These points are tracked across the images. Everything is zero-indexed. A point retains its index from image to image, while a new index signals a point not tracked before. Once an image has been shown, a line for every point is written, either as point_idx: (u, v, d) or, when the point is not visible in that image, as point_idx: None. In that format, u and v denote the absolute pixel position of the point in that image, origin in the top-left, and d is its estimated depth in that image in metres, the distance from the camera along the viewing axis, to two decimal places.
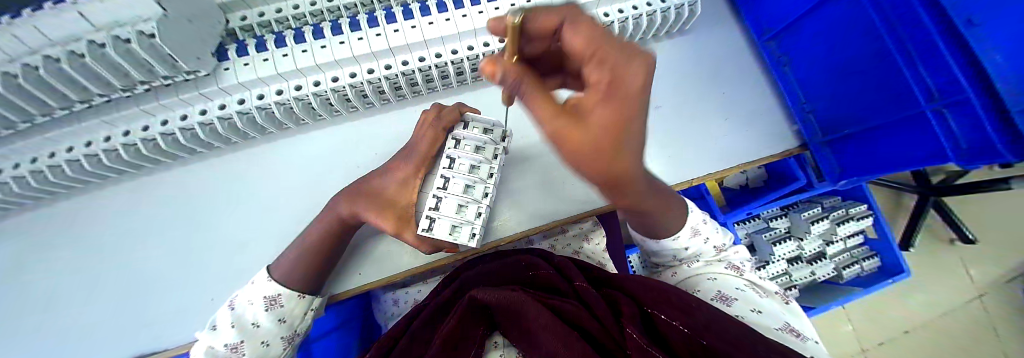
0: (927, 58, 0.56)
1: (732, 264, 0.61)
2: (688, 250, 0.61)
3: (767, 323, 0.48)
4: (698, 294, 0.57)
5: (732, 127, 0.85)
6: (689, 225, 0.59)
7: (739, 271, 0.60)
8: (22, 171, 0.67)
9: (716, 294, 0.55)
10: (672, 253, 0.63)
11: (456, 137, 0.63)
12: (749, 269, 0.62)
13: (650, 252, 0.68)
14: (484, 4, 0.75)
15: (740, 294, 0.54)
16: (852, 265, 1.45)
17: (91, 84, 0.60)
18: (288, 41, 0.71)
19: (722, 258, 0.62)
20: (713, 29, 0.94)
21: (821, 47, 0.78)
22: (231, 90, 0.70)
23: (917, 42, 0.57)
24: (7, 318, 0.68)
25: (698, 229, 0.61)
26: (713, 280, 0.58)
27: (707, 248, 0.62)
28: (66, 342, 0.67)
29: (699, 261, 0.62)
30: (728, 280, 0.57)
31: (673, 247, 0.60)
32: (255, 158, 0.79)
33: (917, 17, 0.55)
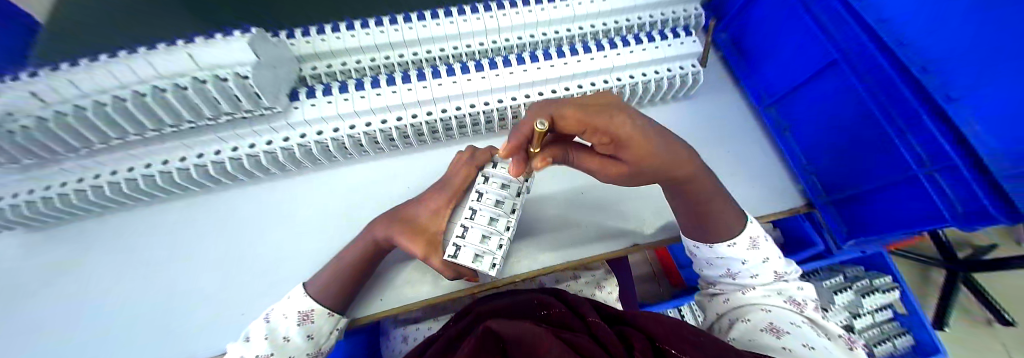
0: (917, 130, 0.63)
1: (792, 299, 0.56)
2: (746, 266, 0.60)
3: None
4: (748, 325, 0.53)
5: (742, 185, 0.91)
6: (745, 234, 0.61)
7: (801, 308, 0.55)
8: (103, 182, 0.76)
9: (766, 325, 0.50)
10: (723, 264, 0.63)
11: (486, 174, 0.70)
12: (813, 308, 0.56)
13: (704, 264, 0.68)
14: (515, 66, 0.88)
15: (795, 329, 0.48)
16: (883, 343, 1.35)
17: (185, 111, 0.71)
18: (349, 87, 0.84)
19: (781, 292, 0.58)
20: (716, 95, 1.05)
21: (817, 115, 0.87)
22: (295, 125, 0.81)
23: (906, 114, 0.64)
24: (41, 319, 0.71)
25: (756, 243, 0.61)
26: (766, 311, 0.54)
27: (765, 269, 0.60)
28: (91, 350, 0.68)
29: (758, 290, 0.58)
30: (783, 314, 0.52)
31: (723, 255, 0.62)
32: (300, 184, 0.87)
33: (904, 94, 0.63)
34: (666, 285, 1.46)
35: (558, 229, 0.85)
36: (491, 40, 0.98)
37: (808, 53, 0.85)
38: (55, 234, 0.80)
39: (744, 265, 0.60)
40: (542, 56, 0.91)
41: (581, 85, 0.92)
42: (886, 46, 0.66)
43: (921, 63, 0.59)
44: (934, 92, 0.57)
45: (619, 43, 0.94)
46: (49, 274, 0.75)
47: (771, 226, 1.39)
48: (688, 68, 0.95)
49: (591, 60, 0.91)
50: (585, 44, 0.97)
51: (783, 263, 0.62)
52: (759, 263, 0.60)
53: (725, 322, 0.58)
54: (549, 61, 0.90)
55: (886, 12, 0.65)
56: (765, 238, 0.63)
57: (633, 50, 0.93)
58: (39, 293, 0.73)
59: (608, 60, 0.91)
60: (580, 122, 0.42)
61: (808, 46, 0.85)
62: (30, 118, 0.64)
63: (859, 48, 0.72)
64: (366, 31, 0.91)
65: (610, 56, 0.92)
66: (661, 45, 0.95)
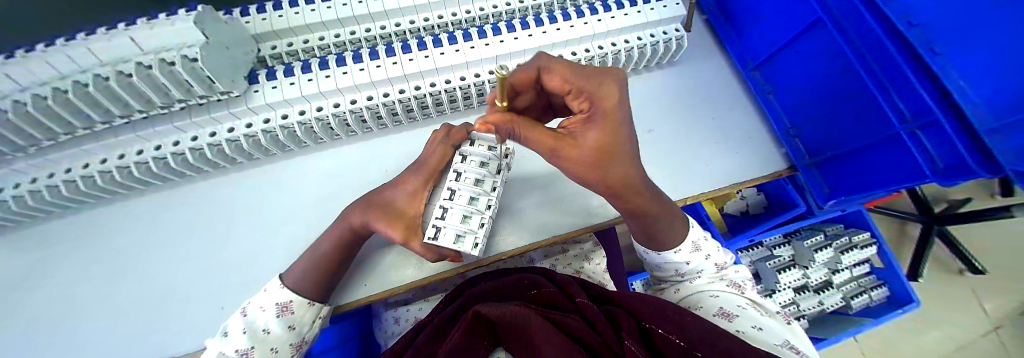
0: (902, 87, 0.60)
1: (732, 282, 0.61)
2: (689, 265, 0.62)
3: (766, 338, 0.45)
4: (700, 311, 0.55)
5: (724, 150, 0.90)
6: (689, 239, 0.61)
7: (740, 289, 0.59)
8: (57, 181, 0.72)
9: (719, 309, 0.53)
10: (673, 267, 0.64)
11: (463, 153, 0.67)
12: (749, 287, 0.61)
13: (655, 267, 0.68)
14: (490, 38, 0.83)
15: (742, 311, 0.51)
16: (859, 296, 1.41)
17: (134, 100, 0.66)
18: (313, 67, 0.78)
19: (722, 276, 0.62)
20: (700, 60, 1.02)
21: (803, 76, 0.84)
22: (258, 109, 0.76)
23: (890, 72, 0.61)
24: (16, 322, 0.70)
25: (698, 245, 0.62)
26: (715, 297, 0.56)
27: (707, 263, 0.62)
28: (73, 348, 0.68)
29: (703, 278, 0.61)
30: (728, 297, 0.55)
31: (673, 259, 0.62)
32: (273, 173, 0.84)
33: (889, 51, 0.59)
34: None
35: (542, 204, 0.84)
36: (464, 11, 0.92)
37: (792, 11, 0.80)
38: (22, 237, 0.77)
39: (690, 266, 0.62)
40: (518, 25, 0.86)
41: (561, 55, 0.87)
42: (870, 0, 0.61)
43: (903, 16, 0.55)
44: (916, 45, 0.53)
45: (600, 8, 0.89)
46: (19, 277, 0.74)
47: (756, 191, 1.40)
48: (672, 32, 0.91)
49: (570, 28, 0.86)
50: (565, 11, 0.91)
51: (723, 254, 0.66)
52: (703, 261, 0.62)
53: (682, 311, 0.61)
54: (526, 31, 0.85)
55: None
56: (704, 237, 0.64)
57: (614, 15, 0.88)
58: (13, 297, 0.71)
59: (588, 27, 0.86)
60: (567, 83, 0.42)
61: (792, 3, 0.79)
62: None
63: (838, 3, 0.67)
64: (327, 6, 0.84)
65: (590, 23, 0.87)
66: (643, 9, 0.90)
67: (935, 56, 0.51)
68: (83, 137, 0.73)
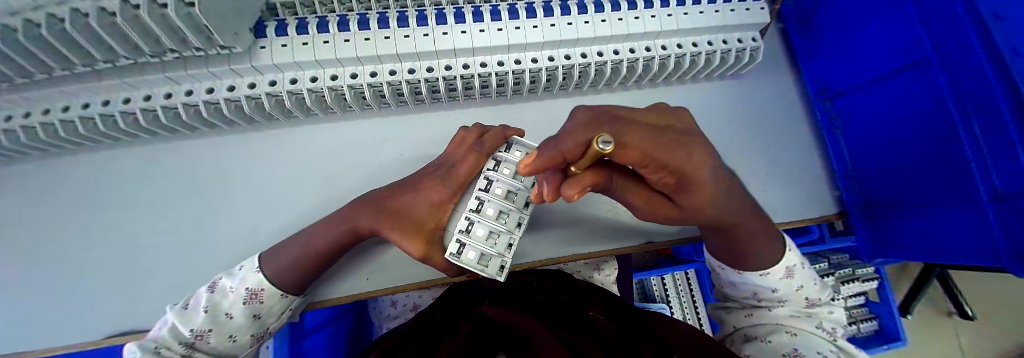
0: (1009, 164, 0.51)
1: (823, 325, 0.52)
2: (776, 292, 0.54)
3: (789, 342, 0.48)
4: (770, 284, 0.53)
5: (771, 183, 0.82)
6: (785, 263, 0.53)
7: (832, 337, 0.51)
8: (34, 122, 0.65)
9: (786, 268, 0.53)
10: (751, 290, 0.56)
11: (497, 159, 0.59)
12: (841, 337, 0.52)
13: (725, 284, 0.60)
14: (540, 19, 0.71)
15: (771, 288, 0.54)
16: (850, 325, 1.46)
17: (119, 45, 0.56)
18: (331, 26, 0.68)
19: (811, 315, 0.54)
20: (764, 73, 0.92)
21: (880, 114, 0.73)
22: (264, 70, 0.67)
23: (991, 127, 0.52)
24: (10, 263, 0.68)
25: (794, 270, 0.53)
26: (793, 336, 0.50)
27: (798, 295, 0.54)
28: (68, 303, 0.66)
29: (785, 310, 0.54)
30: (810, 338, 0.49)
31: (760, 283, 0.54)
32: (279, 140, 0.77)
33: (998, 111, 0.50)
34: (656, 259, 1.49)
35: (566, 223, 0.78)
36: None
37: (895, 40, 0.68)
38: (9, 172, 0.73)
39: (777, 292, 0.54)
40: (575, 8, 0.73)
41: (617, 50, 0.75)
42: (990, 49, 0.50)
43: None
44: None
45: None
46: (7, 218, 0.71)
47: None
48: (747, 41, 0.79)
49: (634, 19, 0.73)
50: None
51: (816, 292, 0.56)
52: (796, 289, 0.54)
53: (739, 337, 0.57)
54: (583, 15, 0.72)
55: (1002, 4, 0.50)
56: (802, 264, 0.54)
57: (686, 11, 0.75)
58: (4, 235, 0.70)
59: (655, 21, 0.73)
60: (716, 216, 0.43)
61: (898, 30, 0.67)
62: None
63: (957, 42, 0.56)
64: None
65: (657, 17, 0.74)
66: (722, 8, 0.76)
67: None
68: (58, 77, 0.63)
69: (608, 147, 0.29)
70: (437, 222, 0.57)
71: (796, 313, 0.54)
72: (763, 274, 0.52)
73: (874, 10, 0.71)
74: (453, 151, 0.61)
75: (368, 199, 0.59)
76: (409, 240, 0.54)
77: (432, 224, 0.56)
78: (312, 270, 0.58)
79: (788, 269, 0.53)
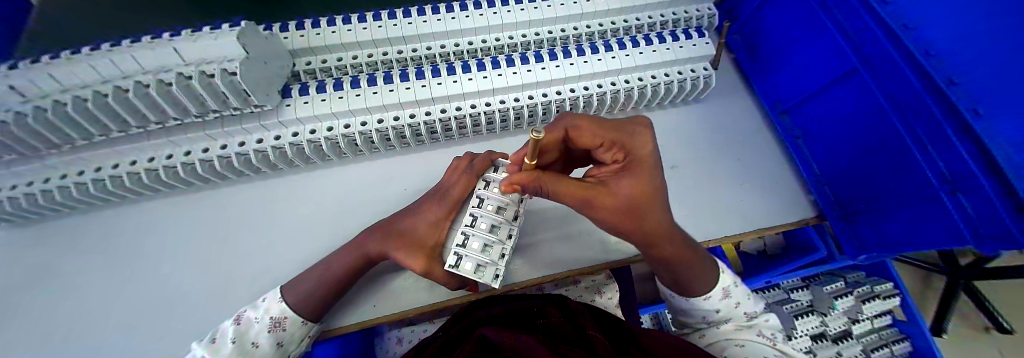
0: (944, 151, 0.57)
1: (765, 332, 0.56)
2: (719, 312, 0.57)
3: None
4: (711, 307, 0.56)
5: (747, 193, 0.88)
6: (721, 286, 0.56)
7: (772, 341, 0.54)
8: (87, 179, 0.75)
9: (721, 289, 0.56)
10: (699, 314, 0.58)
11: (487, 179, 0.67)
12: (782, 341, 0.55)
13: (677, 311, 0.63)
14: (518, 66, 0.84)
15: (713, 309, 0.56)
16: (882, 348, 1.36)
17: (171, 109, 0.68)
18: (344, 84, 0.81)
19: (754, 324, 0.57)
20: (724, 97, 1.03)
21: (833, 121, 0.82)
22: (288, 123, 0.78)
23: (922, 122, 0.59)
24: (38, 312, 0.73)
25: (729, 290, 0.57)
26: (741, 347, 0.53)
27: (737, 309, 0.57)
28: (92, 346, 0.70)
29: (730, 324, 0.57)
30: (756, 348, 0.52)
31: (704, 307, 0.56)
32: (294, 184, 0.86)
33: (926, 105, 0.57)
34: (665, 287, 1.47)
35: (559, 242, 0.83)
36: (494, 37, 0.93)
37: (829, 57, 0.79)
38: (55, 226, 0.82)
39: (720, 312, 0.57)
40: (547, 56, 0.87)
41: (588, 86, 0.87)
42: (910, 54, 0.60)
43: (947, 74, 0.54)
44: (959, 106, 0.51)
45: (627, 43, 0.90)
46: (44, 269, 0.77)
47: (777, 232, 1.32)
48: (701, 70, 0.90)
49: (599, 61, 0.86)
50: (593, 44, 0.92)
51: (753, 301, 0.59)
52: (734, 307, 0.57)
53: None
54: (555, 60, 0.86)
55: (911, 17, 0.60)
56: (733, 281, 0.58)
57: (642, 52, 0.88)
58: (41, 285, 0.76)
59: (616, 61, 0.86)
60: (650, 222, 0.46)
61: (831, 49, 0.78)
62: (8, 113, 0.61)
63: (880, 53, 0.66)
64: (362, 27, 0.87)
65: (618, 58, 0.87)
66: (673, 47, 0.90)
67: (978, 118, 0.49)
68: (114, 140, 0.75)
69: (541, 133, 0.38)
70: (436, 239, 0.63)
71: (741, 326, 0.56)
72: (704, 299, 0.55)
73: (810, 35, 0.83)
74: (447, 177, 0.70)
75: (376, 226, 0.67)
76: (411, 257, 0.60)
77: (432, 241, 0.63)
78: (326, 297, 0.62)
79: (723, 290, 0.56)
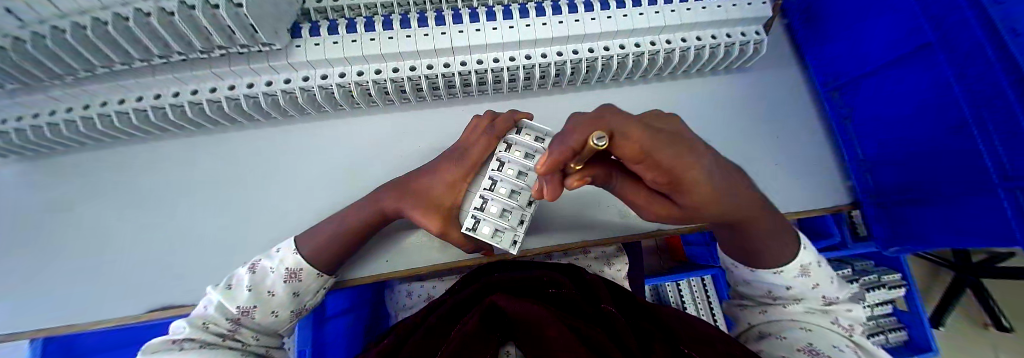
0: (1012, 142, 0.51)
1: (841, 322, 0.51)
2: (790, 290, 0.53)
3: (811, 340, 0.47)
4: (783, 282, 0.52)
5: (779, 173, 0.83)
6: (798, 263, 0.51)
7: (848, 332, 0.50)
8: (93, 114, 0.72)
9: (801, 267, 0.52)
10: (766, 287, 0.55)
11: (508, 141, 0.62)
12: (862, 334, 0.50)
13: (739, 281, 0.61)
14: (550, 16, 0.76)
15: (786, 284, 0.53)
16: (877, 334, 1.37)
17: (175, 42, 0.63)
18: (358, 27, 0.74)
19: (827, 311, 0.52)
20: (770, 68, 0.94)
21: (891, 102, 0.74)
22: (298, 66, 0.73)
23: (995, 110, 0.52)
24: (63, 244, 0.75)
25: (809, 270, 0.52)
26: (808, 331, 0.49)
27: (813, 293, 0.53)
28: (117, 279, 0.72)
29: (800, 306, 0.53)
30: (831, 335, 0.47)
31: (773, 281, 0.53)
32: (305, 133, 0.83)
33: (999, 90, 0.50)
34: (670, 263, 1.47)
35: (576, 210, 0.80)
36: None
37: (899, 29, 0.70)
38: (67, 161, 0.81)
39: (790, 290, 0.53)
40: (582, 7, 0.78)
41: (624, 45, 0.79)
42: (993, 25, 0.51)
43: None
44: None
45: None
46: (63, 201, 0.78)
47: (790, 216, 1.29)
48: (750, 34, 0.81)
49: (639, 16, 0.77)
50: None
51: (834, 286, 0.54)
52: (811, 288, 0.52)
53: (756, 333, 0.55)
54: (590, 12, 0.77)
55: None
56: (818, 262, 0.53)
57: (688, 7, 0.79)
58: (63, 217, 0.77)
59: (659, 17, 0.77)
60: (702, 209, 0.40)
61: (903, 20, 0.68)
62: (6, 39, 0.56)
63: (957, 25, 0.57)
64: None
65: (661, 13, 0.78)
66: (724, 5, 0.80)
67: None
68: (117, 73, 0.71)
69: (605, 145, 0.27)
70: (453, 201, 0.60)
71: (812, 311, 0.52)
72: (775, 271, 0.52)
73: (880, 2, 0.73)
74: (466, 137, 0.66)
75: (391, 184, 0.64)
76: (428, 218, 0.58)
77: (449, 203, 0.60)
78: (339, 252, 0.61)
79: (804, 271, 0.52)
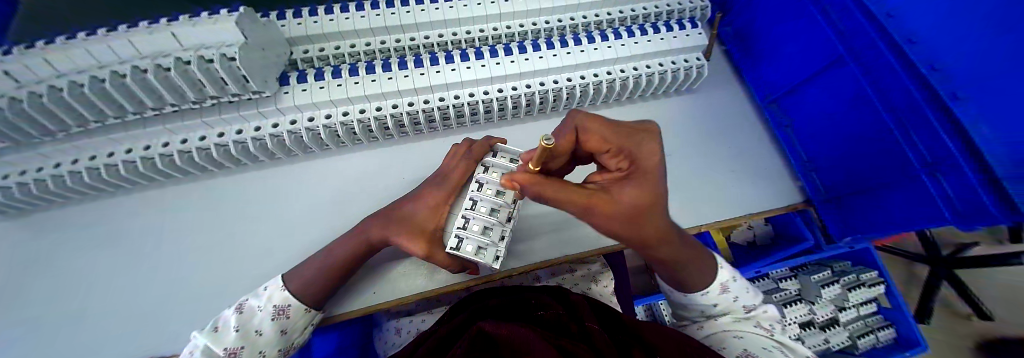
0: (924, 133, 0.59)
1: (761, 323, 0.58)
2: (717, 306, 0.58)
3: (745, 350, 0.54)
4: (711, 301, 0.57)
5: (738, 179, 0.91)
6: (718, 281, 0.56)
7: (769, 332, 0.57)
8: (81, 168, 0.74)
9: (721, 284, 0.57)
10: (698, 308, 0.60)
11: (486, 164, 0.67)
12: (780, 330, 0.58)
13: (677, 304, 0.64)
14: (516, 55, 0.86)
15: (713, 302, 0.57)
16: (867, 335, 1.40)
17: (168, 94, 0.67)
18: (342, 73, 0.82)
19: (751, 316, 0.59)
20: (717, 88, 1.06)
21: (820, 109, 0.85)
22: (286, 110, 0.78)
23: (906, 107, 0.62)
24: (30, 303, 0.72)
25: (727, 285, 0.57)
26: (739, 339, 0.56)
27: (736, 303, 0.58)
28: (88, 336, 0.69)
29: (730, 317, 0.59)
30: (756, 339, 0.55)
31: (702, 301, 0.57)
32: (291, 172, 0.86)
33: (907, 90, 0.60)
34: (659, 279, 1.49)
35: (556, 229, 0.84)
36: (492, 27, 0.95)
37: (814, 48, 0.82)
38: (46, 217, 0.81)
39: (717, 306, 0.58)
40: (544, 46, 0.89)
41: (584, 75, 0.89)
42: (892, 40, 0.62)
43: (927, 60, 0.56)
44: (939, 90, 0.54)
45: (622, 33, 0.92)
46: (37, 258, 0.77)
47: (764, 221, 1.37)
48: (693, 60, 0.93)
49: (595, 50, 0.88)
50: (589, 34, 0.94)
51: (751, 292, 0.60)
52: (732, 300, 0.58)
53: None
54: (551, 50, 0.87)
55: (893, 6, 0.62)
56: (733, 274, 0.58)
57: (637, 42, 0.91)
58: (35, 274, 0.75)
59: (611, 50, 0.88)
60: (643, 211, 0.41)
61: (817, 40, 0.81)
62: (2, 98, 0.60)
63: (865, 42, 0.68)
64: (360, 15, 0.87)
65: (613, 47, 0.89)
66: (667, 37, 0.92)
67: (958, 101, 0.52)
68: (109, 126, 0.74)
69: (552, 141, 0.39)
70: (436, 223, 0.64)
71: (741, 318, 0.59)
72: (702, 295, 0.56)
73: (799, 26, 0.85)
74: (446, 163, 0.70)
75: (376, 214, 0.67)
76: (413, 241, 0.61)
77: (432, 225, 0.63)
78: (325, 284, 0.62)
79: (724, 287, 0.57)
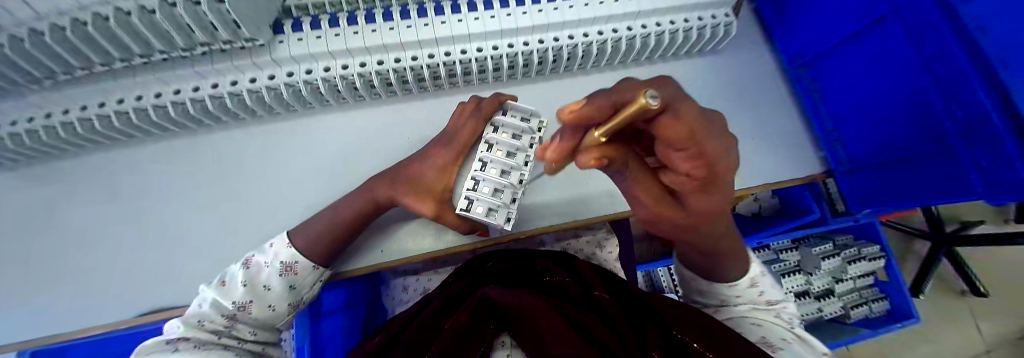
0: (957, 103, 0.56)
1: (783, 316, 0.55)
2: (741, 299, 0.56)
3: (769, 336, 0.50)
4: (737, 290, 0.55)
5: (755, 147, 0.87)
6: (750, 275, 0.55)
7: (790, 325, 0.54)
8: (72, 118, 0.71)
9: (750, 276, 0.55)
10: (718, 298, 0.58)
11: (496, 123, 0.64)
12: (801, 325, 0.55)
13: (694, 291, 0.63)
14: (528, 6, 0.78)
15: (739, 291, 0.55)
16: (860, 306, 1.43)
17: (155, 40, 0.62)
18: (341, 22, 0.75)
19: (774, 309, 0.56)
20: (742, 50, 0.98)
21: (852, 73, 0.79)
22: (282, 62, 0.74)
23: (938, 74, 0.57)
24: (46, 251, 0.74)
25: (757, 281, 0.56)
26: (758, 326, 0.53)
27: (759, 296, 0.56)
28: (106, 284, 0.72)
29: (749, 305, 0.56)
30: (775, 328, 0.51)
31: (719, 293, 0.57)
32: (291, 130, 0.83)
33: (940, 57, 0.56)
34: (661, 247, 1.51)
35: (564, 193, 0.82)
36: None
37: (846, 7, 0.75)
38: (47, 168, 0.79)
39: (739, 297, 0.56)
40: None
41: (602, 30, 0.81)
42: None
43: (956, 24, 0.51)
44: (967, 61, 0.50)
45: None
46: (45, 209, 0.77)
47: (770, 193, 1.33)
48: (721, 16, 0.85)
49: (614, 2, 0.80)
50: None
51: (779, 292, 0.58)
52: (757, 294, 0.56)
53: None
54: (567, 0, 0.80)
55: None
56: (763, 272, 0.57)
57: None
58: (47, 224, 0.76)
59: (633, 2, 0.80)
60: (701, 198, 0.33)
61: None
62: None
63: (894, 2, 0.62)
64: None
65: None
66: None
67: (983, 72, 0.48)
68: (98, 74, 0.70)
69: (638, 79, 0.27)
70: (444, 184, 0.62)
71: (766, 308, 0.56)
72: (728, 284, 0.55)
73: None
74: (453, 123, 0.67)
75: (383, 175, 0.65)
76: (421, 203, 0.60)
77: (440, 186, 0.61)
78: (336, 242, 0.62)
79: (753, 282, 0.56)
